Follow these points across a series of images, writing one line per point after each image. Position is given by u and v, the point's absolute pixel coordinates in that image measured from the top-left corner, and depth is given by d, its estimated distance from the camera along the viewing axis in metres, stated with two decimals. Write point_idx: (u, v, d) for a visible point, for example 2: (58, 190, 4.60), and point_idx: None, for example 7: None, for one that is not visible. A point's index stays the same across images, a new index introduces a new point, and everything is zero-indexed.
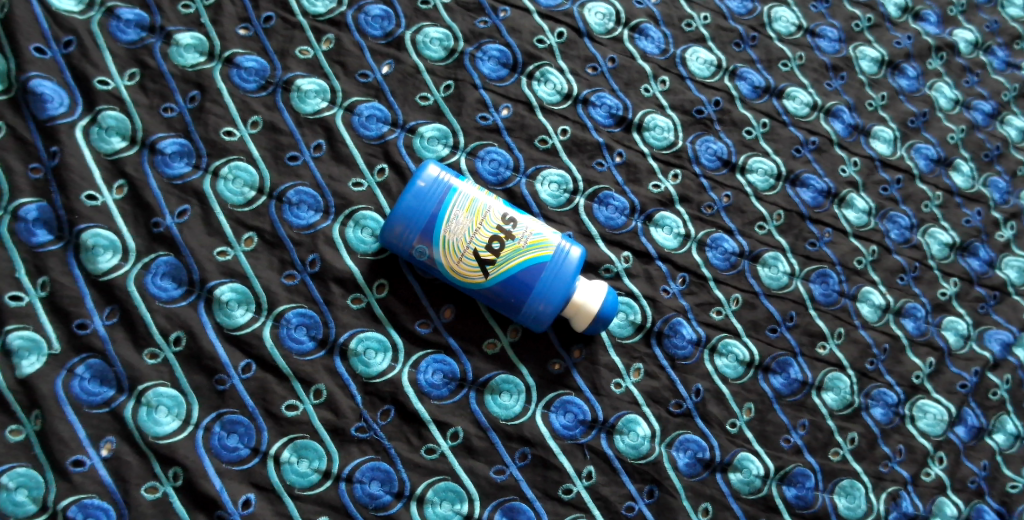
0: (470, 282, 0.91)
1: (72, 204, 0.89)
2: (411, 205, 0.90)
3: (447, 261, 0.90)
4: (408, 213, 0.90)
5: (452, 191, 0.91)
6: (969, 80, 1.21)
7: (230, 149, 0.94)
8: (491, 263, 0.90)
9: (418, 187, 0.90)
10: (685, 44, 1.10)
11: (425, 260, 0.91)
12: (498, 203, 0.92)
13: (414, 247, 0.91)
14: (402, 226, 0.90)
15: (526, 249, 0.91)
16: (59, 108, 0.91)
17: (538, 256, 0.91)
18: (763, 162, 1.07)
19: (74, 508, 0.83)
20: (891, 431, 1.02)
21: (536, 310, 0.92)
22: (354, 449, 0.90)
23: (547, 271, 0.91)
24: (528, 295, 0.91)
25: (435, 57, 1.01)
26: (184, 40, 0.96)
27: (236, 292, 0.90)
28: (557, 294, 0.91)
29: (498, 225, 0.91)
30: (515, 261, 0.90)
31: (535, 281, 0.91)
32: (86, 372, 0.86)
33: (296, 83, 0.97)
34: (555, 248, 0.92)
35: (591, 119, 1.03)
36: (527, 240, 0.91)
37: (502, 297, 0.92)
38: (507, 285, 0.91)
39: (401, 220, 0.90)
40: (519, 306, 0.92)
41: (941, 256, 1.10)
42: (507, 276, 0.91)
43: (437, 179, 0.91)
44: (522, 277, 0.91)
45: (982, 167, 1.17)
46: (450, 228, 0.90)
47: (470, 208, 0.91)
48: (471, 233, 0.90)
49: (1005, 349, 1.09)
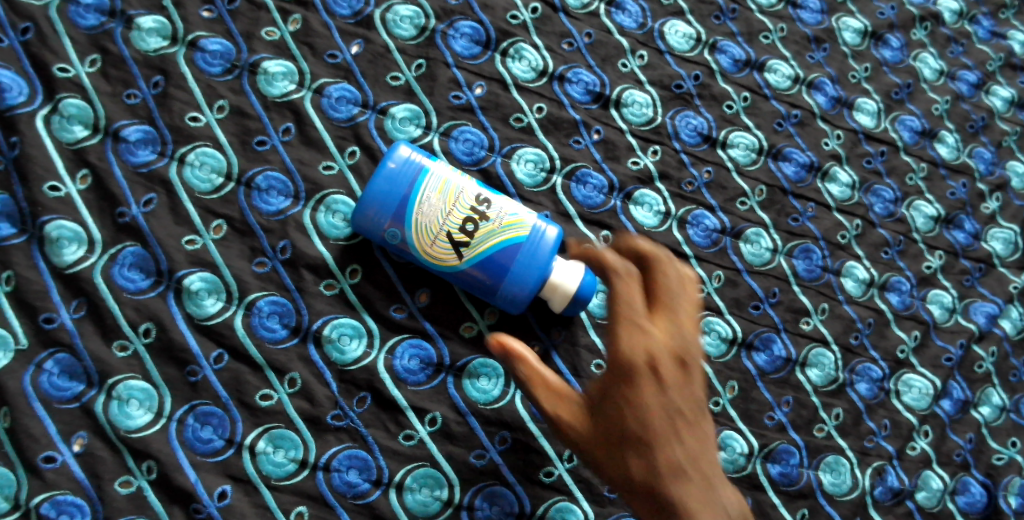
0: (444, 265, 0.89)
1: (35, 196, 0.87)
2: (383, 188, 0.88)
3: (421, 244, 0.89)
4: (380, 197, 0.88)
5: (427, 171, 0.89)
6: (954, 50, 1.19)
7: (196, 135, 0.92)
8: (465, 246, 0.89)
9: (392, 168, 0.89)
10: (663, 18, 1.07)
11: (398, 243, 0.89)
12: (472, 184, 0.90)
13: (386, 230, 0.89)
14: (373, 210, 0.88)
15: (501, 231, 0.89)
16: (18, 98, 0.88)
17: (513, 237, 0.89)
18: (744, 138, 1.05)
19: (47, 505, 0.82)
20: (876, 406, 1.01)
21: (513, 292, 0.90)
22: (330, 438, 0.88)
23: (523, 253, 0.89)
24: (503, 278, 0.89)
25: (405, 36, 0.99)
26: (146, 24, 0.93)
27: (205, 281, 0.89)
28: (534, 276, 0.90)
29: (472, 206, 0.89)
30: (489, 243, 0.89)
31: (510, 263, 0.89)
32: (55, 368, 0.85)
33: (263, 66, 0.94)
34: (531, 228, 0.90)
35: (566, 96, 1.01)
36: (502, 221, 0.89)
37: (478, 282, 0.90)
38: (482, 268, 0.89)
39: (371, 203, 0.88)
40: (495, 288, 0.90)
41: (926, 229, 1.09)
42: (482, 259, 0.89)
43: (409, 160, 0.89)
44: (497, 259, 0.89)
45: (967, 138, 1.15)
46: (426, 211, 0.88)
47: (443, 189, 0.89)
48: (443, 215, 0.88)
49: (991, 321, 1.08)
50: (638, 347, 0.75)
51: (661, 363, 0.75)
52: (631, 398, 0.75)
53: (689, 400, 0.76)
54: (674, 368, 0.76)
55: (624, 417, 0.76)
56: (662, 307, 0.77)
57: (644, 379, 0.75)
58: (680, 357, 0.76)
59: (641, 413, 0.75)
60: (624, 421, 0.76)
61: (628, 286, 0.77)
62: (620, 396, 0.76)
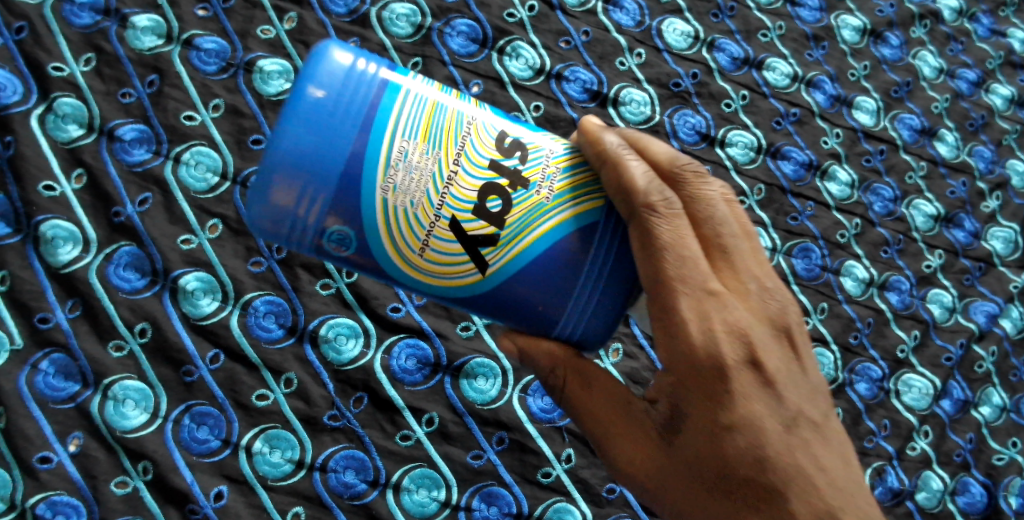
0: (450, 258, 0.68)
1: (30, 196, 0.87)
2: (302, 142, 0.65)
3: (392, 225, 0.67)
4: (317, 158, 0.65)
5: (365, 99, 0.66)
6: (953, 49, 1.19)
7: (190, 134, 0.91)
8: (493, 232, 0.68)
9: (302, 106, 0.65)
10: (661, 16, 1.07)
11: (352, 225, 0.67)
12: (456, 128, 0.68)
13: (331, 206, 0.66)
14: (311, 179, 0.65)
15: (542, 207, 0.68)
16: (12, 97, 0.88)
17: (557, 213, 0.69)
18: (742, 136, 1.04)
19: (42, 507, 0.82)
20: (876, 406, 1.00)
21: (582, 289, 0.69)
22: (326, 438, 0.88)
23: (582, 233, 0.69)
24: (567, 273, 0.69)
25: (401, 34, 0.98)
26: (141, 23, 0.93)
27: (201, 281, 0.88)
28: (607, 265, 0.69)
29: (468, 165, 0.68)
30: (522, 224, 0.68)
31: (569, 251, 0.69)
32: (50, 368, 0.84)
33: (258, 64, 0.94)
34: (582, 198, 0.69)
35: (564, 95, 1.01)
36: (542, 191, 0.69)
37: (512, 291, 0.69)
38: (530, 262, 0.68)
39: (294, 165, 0.65)
40: (552, 288, 0.69)
41: (925, 229, 1.08)
42: (522, 249, 0.68)
43: (329, 83, 0.66)
44: (551, 247, 0.68)
45: (966, 137, 1.14)
46: (389, 171, 0.66)
47: (400, 128, 0.66)
48: (425, 180, 0.67)
49: (991, 321, 1.07)
50: (717, 326, 0.68)
51: (765, 357, 0.69)
52: (737, 412, 0.68)
53: (801, 386, 0.71)
54: (768, 339, 0.70)
55: (726, 443, 0.68)
56: (728, 259, 0.71)
57: (744, 378, 0.68)
58: (776, 322, 0.71)
59: (750, 433, 0.68)
60: (723, 443, 0.68)
61: (669, 217, 0.68)
62: (717, 419, 0.68)
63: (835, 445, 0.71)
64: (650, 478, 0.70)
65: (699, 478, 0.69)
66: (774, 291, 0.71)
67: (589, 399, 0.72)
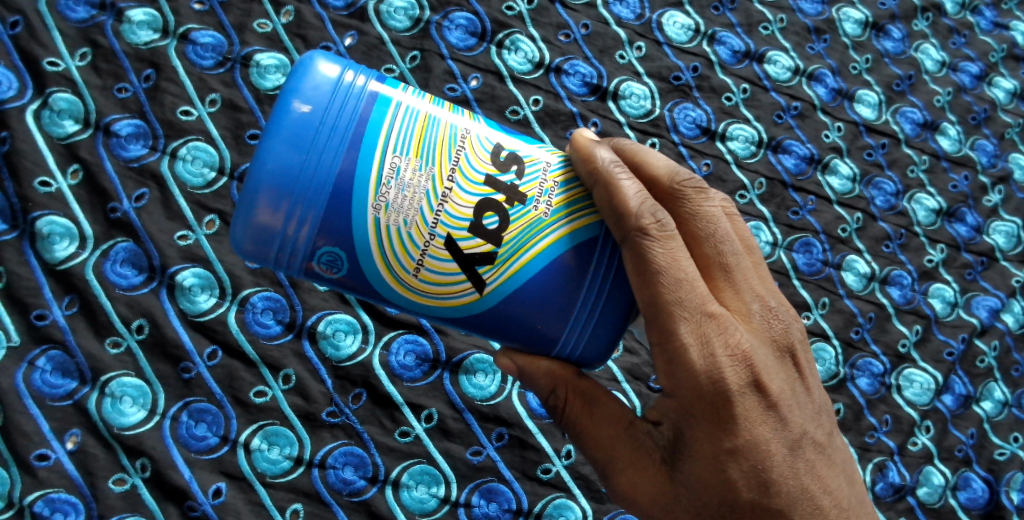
0: (443, 276, 0.67)
1: (26, 192, 0.86)
2: (286, 158, 0.64)
3: (380, 243, 0.66)
4: (302, 178, 0.64)
5: (349, 115, 0.65)
6: (956, 41, 1.18)
7: (187, 129, 0.90)
8: (490, 251, 0.67)
9: (286, 122, 0.65)
10: (661, 9, 1.06)
11: (340, 245, 0.66)
12: (447, 142, 0.67)
13: (316, 225, 0.65)
14: (297, 199, 0.65)
15: (541, 225, 0.68)
16: (8, 92, 0.88)
17: (556, 229, 0.68)
18: (743, 130, 1.04)
19: (40, 504, 0.82)
20: (877, 401, 1.00)
21: (586, 307, 0.69)
22: (326, 434, 0.87)
23: (582, 250, 0.68)
24: (569, 292, 0.68)
25: (399, 28, 0.98)
26: (137, 17, 0.92)
27: (199, 277, 0.88)
28: (609, 281, 0.69)
29: (461, 181, 0.67)
30: (520, 242, 0.67)
31: (570, 269, 0.68)
32: (47, 365, 0.84)
33: (255, 59, 0.93)
34: (580, 214, 0.69)
35: (563, 88, 1.00)
36: (541, 209, 0.68)
37: (504, 305, 0.68)
38: (530, 282, 0.68)
39: (277, 185, 0.64)
40: (553, 306, 0.68)
41: (927, 223, 1.07)
42: (519, 269, 0.67)
43: (314, 98, 0.65)
44: (551, 265, 0.68)
45: (969, 131, 1.14)
46: (380, 189, 0.65)
47: (384, 143, 0.66)
48: (415, 197, 0.66)
49: (993, 315, 1.07)
50: (719, 355, 0.67)
51: (768, 379, 0.69)
52: (741, 436, 0.68)
53: (805, 406, 0.71)
54: (770, 358, 0.70)
55: (730, 467, 0.68)
56: (731, 280, 0.71)
57: (747, 403, 0.68)
58: (779, 342, 0.71)
59: (757, 455, 0.68)
60: (726, 467, 0.68)
61: (671, 237, 0.67)
62: (720, 444, 0.68)
63: (833, 459, 0.72)
64: (653, 505, 0.69)
65: (702, 504, 0.68)
66: (776, 310, 0.71)
67: (591, 422, 0.71)
